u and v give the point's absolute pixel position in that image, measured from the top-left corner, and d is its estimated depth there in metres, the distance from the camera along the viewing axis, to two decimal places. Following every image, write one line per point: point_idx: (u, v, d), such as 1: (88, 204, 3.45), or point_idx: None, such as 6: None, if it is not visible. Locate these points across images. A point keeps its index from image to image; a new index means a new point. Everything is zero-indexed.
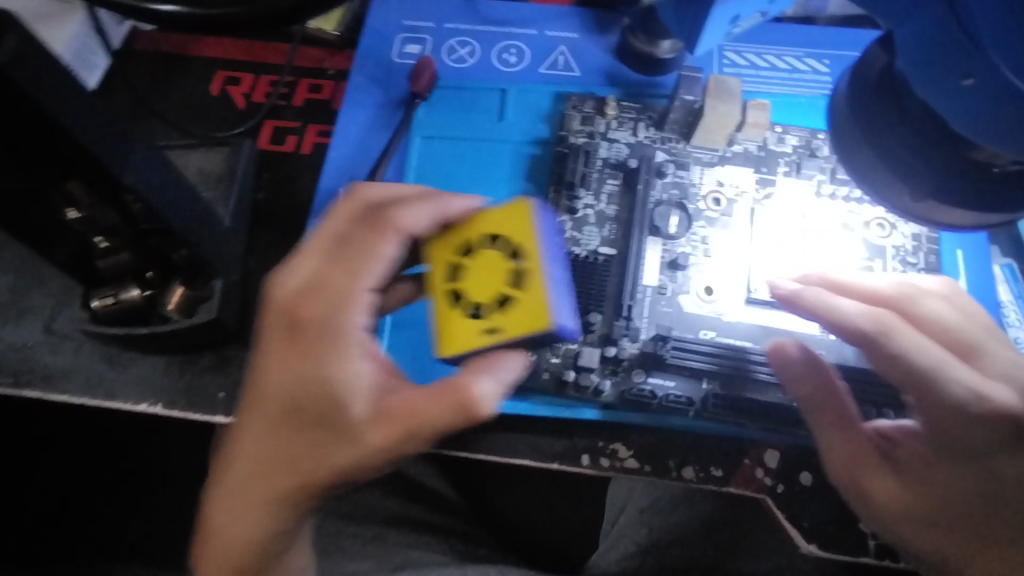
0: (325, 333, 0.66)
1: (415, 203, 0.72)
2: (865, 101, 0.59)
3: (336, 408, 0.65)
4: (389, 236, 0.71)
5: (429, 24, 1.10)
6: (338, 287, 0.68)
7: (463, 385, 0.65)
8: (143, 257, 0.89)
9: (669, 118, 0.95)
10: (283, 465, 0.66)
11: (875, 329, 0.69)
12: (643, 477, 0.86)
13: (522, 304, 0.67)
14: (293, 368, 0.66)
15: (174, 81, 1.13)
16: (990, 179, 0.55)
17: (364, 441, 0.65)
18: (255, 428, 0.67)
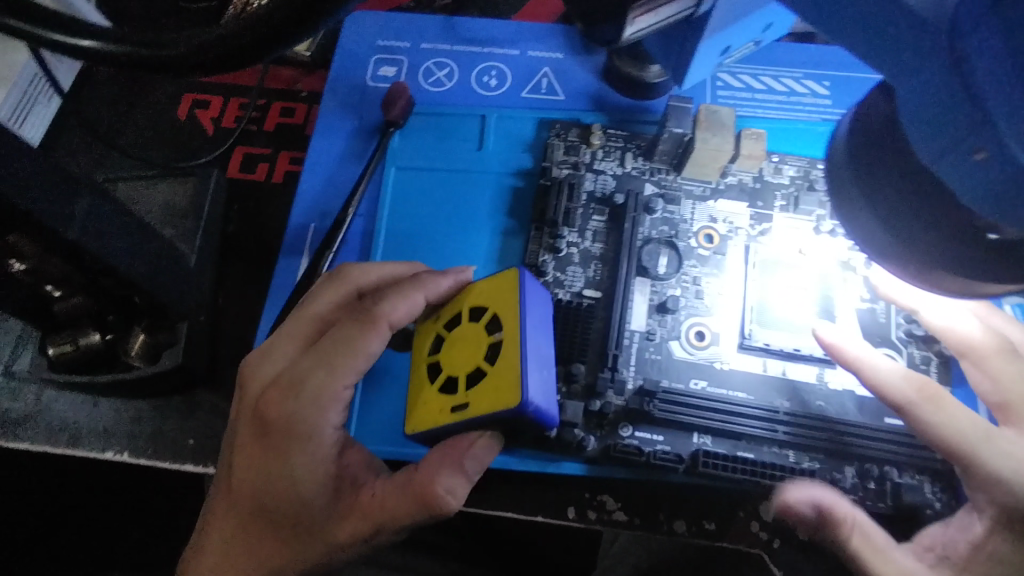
0: (296, 430, 0.62)
1: (400, 294, 0.68)
2: (868, 158, 0.54)
3: (305, 511, 0.62)
4: (373, 328, 0.66)
5: (405, 45, 1.05)
6: (314, 388, 0.63)
7: (425, 481, 0.60)
8: (101, 302, 0.84)
9: (658, 149, 0.89)
10: (259, 568, 0.63)
11: (910, 394, 0.70)
12: (632, 531, 0.82)
13: (490, 382, 0.63)
14: (263, 468, 0.62)
15: (140, 106, 1.08)
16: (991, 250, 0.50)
17: (333, 537, 0.62)
18: (225, 532, 0.64)
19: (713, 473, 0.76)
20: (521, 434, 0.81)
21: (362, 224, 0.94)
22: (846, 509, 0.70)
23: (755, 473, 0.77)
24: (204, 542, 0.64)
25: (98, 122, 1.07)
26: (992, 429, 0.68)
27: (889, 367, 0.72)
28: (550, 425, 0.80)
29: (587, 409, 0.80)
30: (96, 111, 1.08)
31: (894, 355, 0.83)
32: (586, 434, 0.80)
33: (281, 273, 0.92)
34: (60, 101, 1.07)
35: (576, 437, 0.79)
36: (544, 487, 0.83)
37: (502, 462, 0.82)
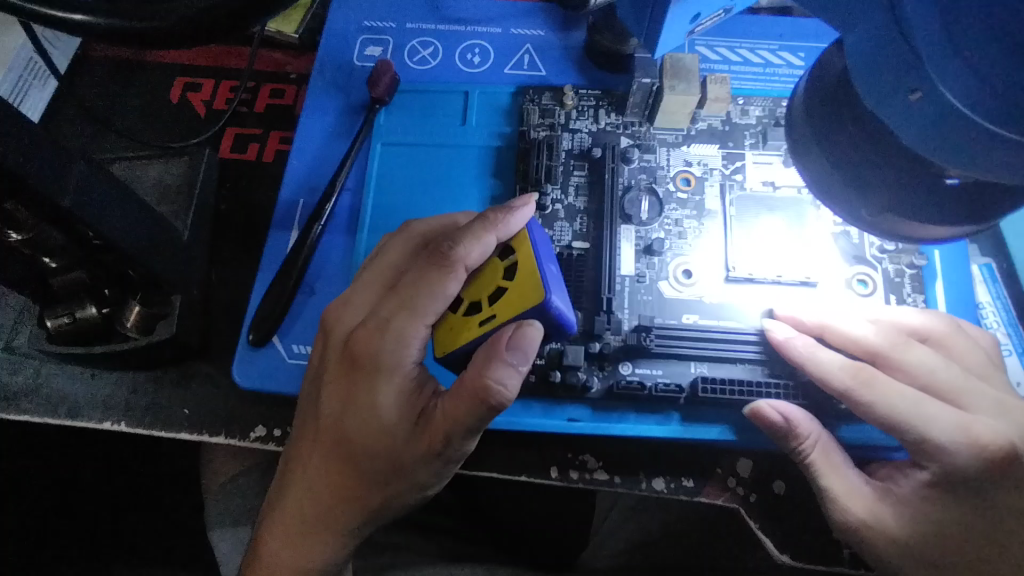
0: (378, 366, 0.65)
1: (475, 234, 0.68)
2: (822, 105, 0.57)
3: (385, 442, 0.64)
4: (450, 272, 0.66)
5: (389, 25, 1.07)
6: (398, 327, 0.65)
7: (475, 378, 0.60)
8: (97, 275, 0.86)
9: (629, 102, 0.93)
10: (347, 491, 0.67)
11: (854, 381, 0.72)
12: (613, 489, 0.84)
13: (515, 291, 0.68)
14: (347, 398, 0.66)
15: (133, 90, 1.11)
16: (944, 193, 0.53)
17: (404, 458, 0.64)
18: (312, 461, 0.68)
19: (712, 398, 0.78)
20: (526, 383, 0.82)
21: (350, 199, 0.96)
22: (812, 428, 0.74)
23: (750, 393, 0.79)
24: (292, 478, 0.69)
25: (93, 103, 1.09)
26: (924, 401, 0.71)
27: (831, 356, 0.75)
28: (554, 370, 0.82)
29: (588, 352, 0.82)
30: (89, 95, 1.10)
31: (870, 274, 0.87)
32: (588, 376, 0.82)
33: (271, 246, 0.94)
34: (55, 83, 1.09)
35: (579, 380, 0.81)
36: (529, 448, 0.86)
37: (502, 416, 0.82)
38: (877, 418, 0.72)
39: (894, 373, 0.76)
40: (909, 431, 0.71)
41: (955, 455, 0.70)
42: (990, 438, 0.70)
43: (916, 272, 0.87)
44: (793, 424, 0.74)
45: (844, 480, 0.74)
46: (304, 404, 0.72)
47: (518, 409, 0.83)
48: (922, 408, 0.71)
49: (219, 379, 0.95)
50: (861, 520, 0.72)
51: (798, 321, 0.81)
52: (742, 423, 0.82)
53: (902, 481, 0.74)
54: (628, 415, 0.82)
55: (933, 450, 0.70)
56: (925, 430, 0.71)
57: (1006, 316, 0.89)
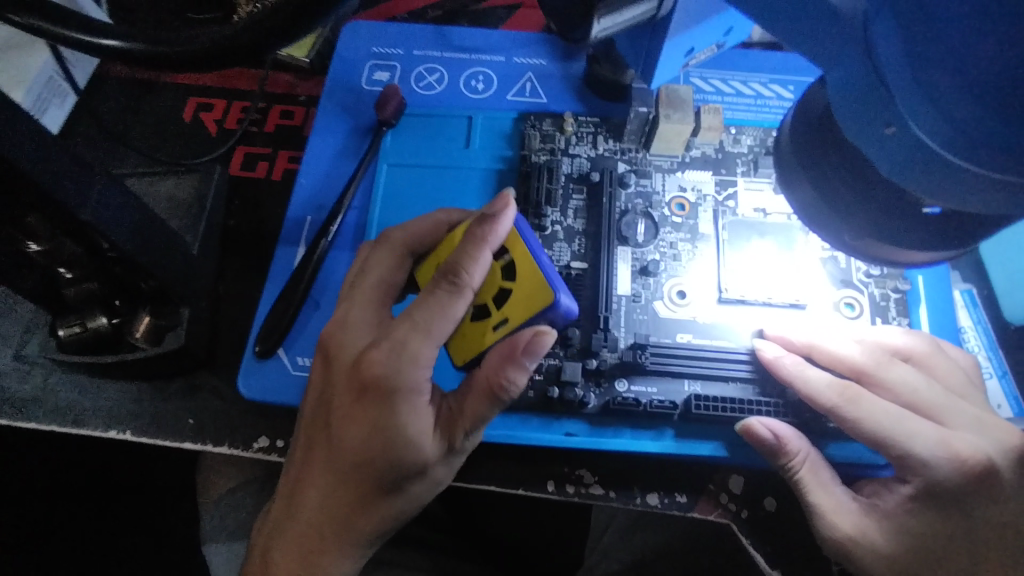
0: (395, 389, 0.66)
1: (474, 255, 0.68)
2: (807, 136, 0.62)
3: (409, 455, 0.67)
4: (462, 297, 0.68)
5: (397, 52, 1.12)
6: (413, 350, 0.66)
7: (495, 380, 0.66)
8: (109, 287, 0.89)
9: (627, 129, 0.97)
10: (367, 501, 0.69)
11: (841, 399, 0.75)
12: (608, 503, 0.86)
13: (520, 290, 0.72)
14: (363, 418, 0.67)
15: (147, 108, 1.15)
16: (921, 220, 0.56)
17: (426, 463, 0.69)
18: (325, 478, 0.69)
19: (705, 415, 0.81)
20: (525, 398, 0.85)
21: (356, 217, 0.99)
22: (802, 446, 0.76)
23: (742, 410, 0.82)
24: (304, 495, 0.70)
25: (108, 120, 1.13)
26: (909, 417, 0.75)
27: (818, 374, 0.78)
28: (552, 385, 0.85)
29: (585, 368, 0.85)
30: (104, 112, 1.13)
31: (857, 297, 0.90)
32: (586, 392, 0.85)
33: (278, 261, 0.97)
34: (75, 98, 1.14)
35: (577, 396, 0.84)
36: (526, 463, 0.88)
37: (501, 430, 0.85)
38: (863, 435, 0.75)
39: (878, 389, 0.79)
40: (894, 446, 0.74)
41: (934, 467, 0.74)
42: (967, 453, 0.74)
43: (900, 296, 0.91)
44: (784, 442, 0.76)
45: (832, 497, 0.76)
46: (309, 419, 0.73)
47: (516, 423, 0.85)
48: (903, 424, 0.74)
49: (224, 391, 0.97)
50: (849, 537, 0.74)
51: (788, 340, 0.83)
52: (734, 440, 0.84)
53: (887, 496, 0.77)
54: (624, 431, 0.84)
55: (916, 465, 0.74)
56: (909, 445, 0.74)
57: (986, 340, 0.92)
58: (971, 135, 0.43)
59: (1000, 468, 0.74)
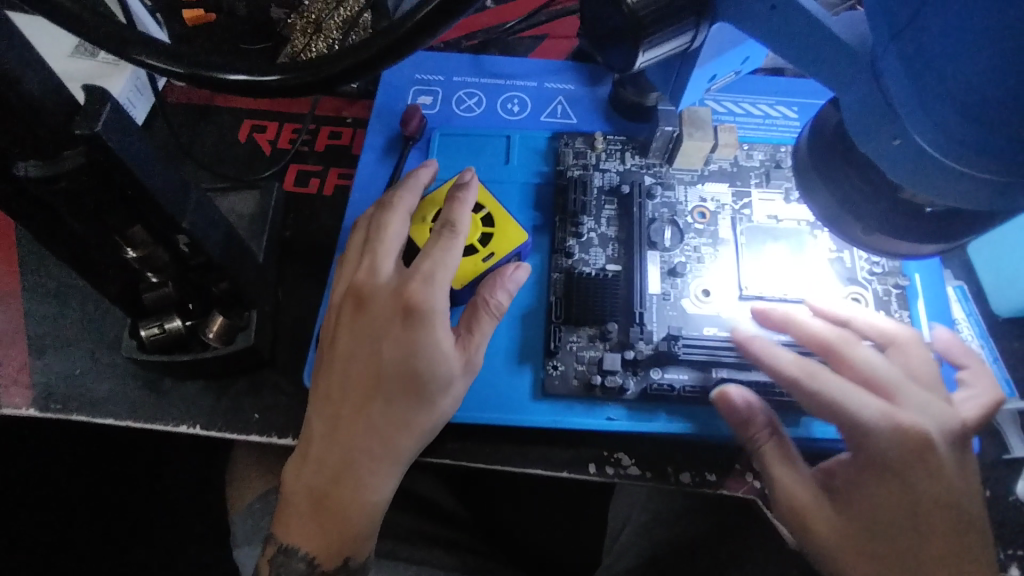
0: (425, 314, 0.82)
1: (460, 203, 0.90)
2: (822, 149, 0.73)
3: (440, 371, 0.84)
4: (459, 236, 0.87)
5: (439, 78, 1.23)
6: (436, 277, 0.84)
7: (493, 306, 0.89)
8: (185, 290, 0.97)
9: (652, 146, 1.08)
10: (401, 421, 0.83)
11: (801, 373, 0.85)
12: (645, 482, 0.95)
13: (500, 233, 0.98)
14: (400, 342, 0.83)
15: (206, 130, 1.24)
16: (923, 215, 0.68)
17: (450, 380, 0.85)
18: (366, 403, 0.83)
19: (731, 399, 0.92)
20: (569, 386, 0.94)
21: None
22: (766, 416, 0.87)
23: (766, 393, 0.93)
24: (344, 422, 0.83)
25: (171, 141, 1.23)
26: (859, 391, 0.84)
27: (785, 353, 0.88)
28: (594, 374, 0.94)
29: (623, 359, 0.95)
30: (167, 133, 1.23)
31: (862, 293, 1.01)
32: (625, 380, 0.94)
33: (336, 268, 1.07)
34: (152, 97, 1.23)
35: (616, 383, 0.94)
36: (570, 447, 0.97)
37: (549, 415, 0.94)
38: (818, 407, 0.84)
39: (842, 368, 0.88)
40: (843, 417, 0.83)
41: (877, 443, 0.82)
42: (910, 426, 0.82)
43: (901, 292, 1.02)
44: (750, 408, 0.87)
45: (791, 472, 0.85)
46: (340, 357, 0.86)
47: (562, 409, 0.94)
48: (854, 396, 0.83)
49: (287, 387, 1.05)
50: (804, 511, 0.84)
51: (767, 314, 0.94)
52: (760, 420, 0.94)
53: (837, 472, 0.86)
54: (660, 414, 0.94)
55: (862, 438, 0.82)
56: (855, 416, 0.82)
57: (978, 329, 1.02)
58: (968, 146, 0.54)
59: (938, 445, 0.82)
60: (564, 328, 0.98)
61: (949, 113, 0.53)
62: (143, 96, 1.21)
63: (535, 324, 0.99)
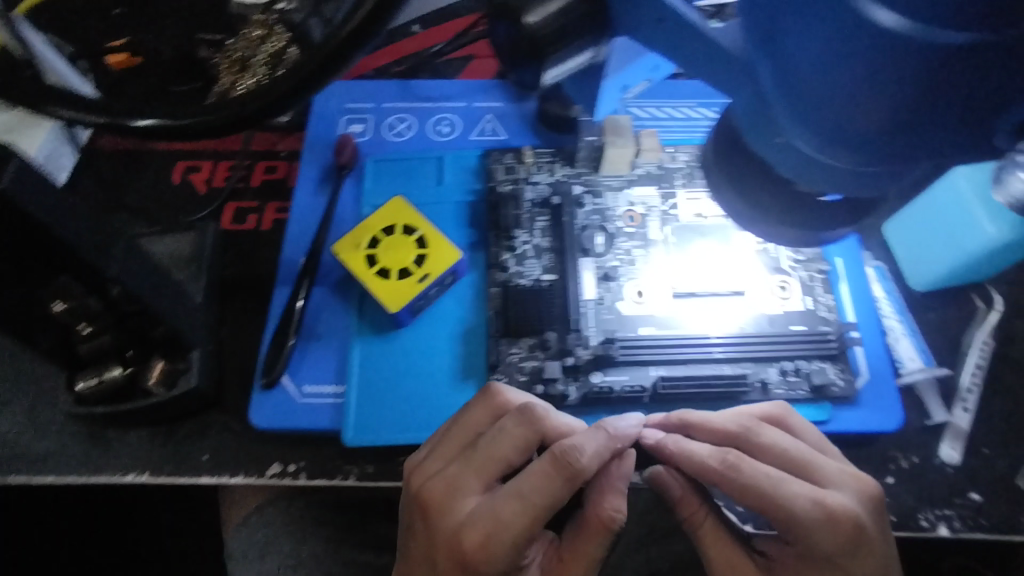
0: (498, 546, 0.77)
1: (535, 418, 0.82)
2: (722, 147, 0.76)
3: (495, 562, 0.77)
4: (556, 476, 0.77)
5: (369, 106, 1.25)
6: (510, 518, 0.77)
7: (573, 471, 0.77)
8: (122, 338, 0.96)
9: (579, 156, 1.12)
10: (459, 570, 0.78)
11: (724, 466, 0.82)
12: (595, 485, 0.97)
13: (434, 253, 1.00)
14: (489, 530, 0.77)
15: (139, 175, 1.23)
16: (817, 205, 0.72)
17: (512, 557, 0.78)
18: (440, 572, 0.80)
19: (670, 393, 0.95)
20: None
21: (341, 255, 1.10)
22: (695, 501, 0.87)
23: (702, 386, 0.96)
24: (413, 571, 0.84)
25: (103, 189, 1.22)
26: (788, 478, 0.81)
27: (698, 445, 0.86)
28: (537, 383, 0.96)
29: (564, 365, 0.97)
30: (98, 181, 1.22)
31: (789, 281, 1.05)
32: (566, 386, 0.96)
33: (275, 301, 1.07)
34: (76, 158, 1.23)
35: (558, 390, 0.96)
36: None
37: None
38: (750, 500, 0.80)
39: (757, 455, 0.86)
40: (776, 509, 0.79)
41: (813, 533, 0.79)
42: (840, 509, 0.80)
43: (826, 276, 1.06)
44: (681, 497, 0.88)
45: (726, 556, 0.86)
46: (427, 524, 0.83)
47: None
48: (782, 487, 0.79)
49: (235, 425, 1.04)
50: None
51: (667, 417, 0.94)
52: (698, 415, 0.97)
53: (781, 557, 0.84)
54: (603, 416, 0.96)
55: (800, 530, 0.79)
56: (788, 506, 0.79)
57: (897, 306, 1.08)
58: (837, 143, 0.57)
59: (868, 525, 0.80)
60: (505, 340, 1.00)
61: (819, 114, 0.56)
62: (65, 157, 1.21)
63: (475, 339, 1.03)
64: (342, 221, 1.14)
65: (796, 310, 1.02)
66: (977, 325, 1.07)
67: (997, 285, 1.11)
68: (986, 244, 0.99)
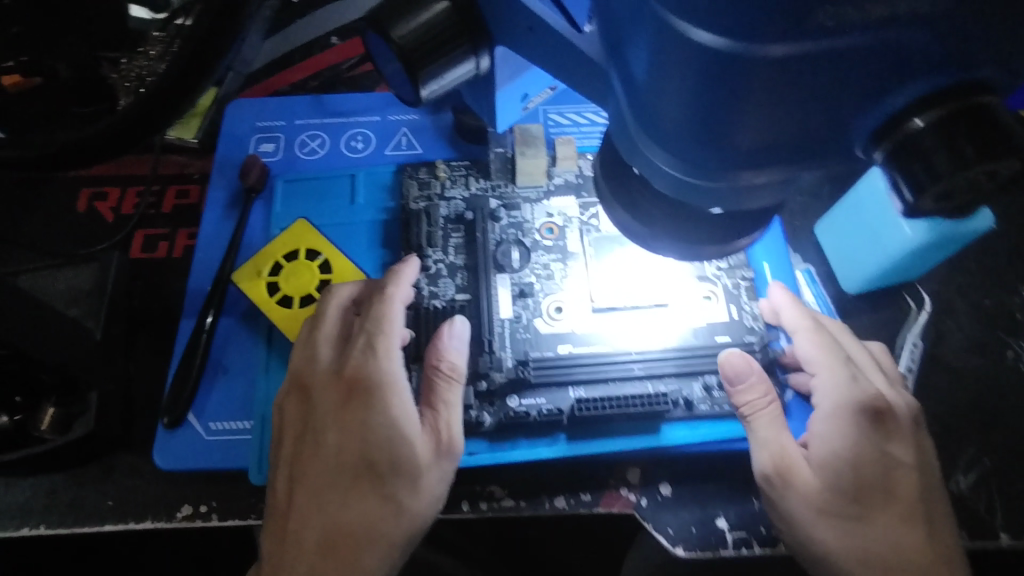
0: (371, 385, 0.85)
1: (383, 303, 0.90)
2: (610, 160, 0.71)
3: (383, 454, 0.83)
4: (394, 305, 0.90)
5: (280, 123, 1.20)
6: (378, 369, 0.86)
7: (393, 296, 0.90)
8: (9, 384, 0.91)
9: (491, 168, 1.10)
10: (357, 485, 0.83)
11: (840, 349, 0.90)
12: (518, 512, 0.94)
13: (336, 278, 1.02)
14: (354, 425, 0.84)
15: (41, 205, 1.18)
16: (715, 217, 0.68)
17: (410, 468, 0.83)
18: (329, 490, 0.83)
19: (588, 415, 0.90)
20: None
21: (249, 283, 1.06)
22: (766, 390, 0.87)
23: (622, 406, 0.91)
24: (316, 504, 0.83)
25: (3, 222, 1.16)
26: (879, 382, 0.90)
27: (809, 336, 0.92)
28: None
29: (477, 391, 0.93)
30: None
31: (713, 289, 1.01)
32: (480, 412, 0.92)
33: (180, 334, 1.03)
34: None
35: (472, 417, 0.92)
36: None
37: None
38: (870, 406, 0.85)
39: (838, 368, 0.88)
40: (886, 412, 0.84)
41: (920, 437, 0.86)
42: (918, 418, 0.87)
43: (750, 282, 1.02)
44: (752, 381, 0.87)
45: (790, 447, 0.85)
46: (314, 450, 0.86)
47: None
48: (892, 398, 0.87)
49: (142, 467, 0.99)
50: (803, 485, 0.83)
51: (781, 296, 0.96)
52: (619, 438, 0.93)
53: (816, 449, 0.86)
54: (521, 442, 0.93)
55: (892, 435, 0.83)
56: (902, 418, 0.85)
57: (825, 307, 1.04)
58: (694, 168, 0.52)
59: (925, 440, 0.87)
60: (417, 366, 0.96)
61: (668, 138, 0.51)
62: None
63: None
64: (252, 246, 1.09)
65: (720, 320, 0.99)
66: (907, 325, 1.04)
67: (928, 283, 1.09)
68: (904, 246, 0.95)
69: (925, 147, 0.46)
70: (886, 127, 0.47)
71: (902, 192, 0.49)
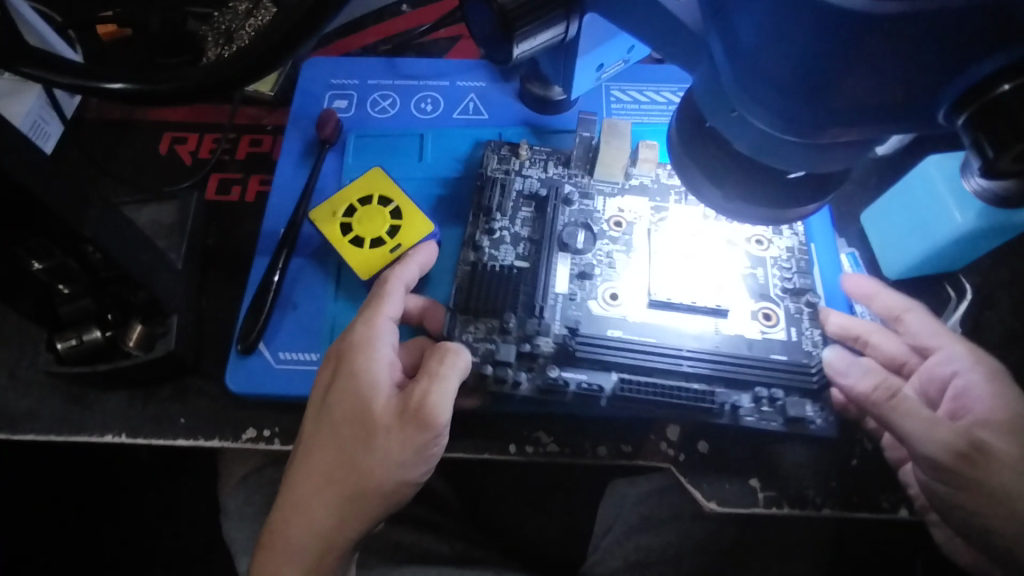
0: (356, 346, 0.91)
1: (383, 283, 0.96)
2: (686, 123, 0.77)
3: (361, 419, 0.87)
4: (392, 285, 0.96)
5: (353, 82, 1.26)
6: (365, 332, 0.92)
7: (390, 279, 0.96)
8: (103, 301, 0.98)
9: (574, 154, 1.14)
10: (333, 451, 0.87)
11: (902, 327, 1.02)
12: (562, 458, 1.00)
13: (407, 224, 1.06)
14: (343, 385, 0.89)
15: (125, 144, 1.25)
16: (786, 183, 0.72)
17: (379, 435, 0.85)
18: (317, 445, 0.88)
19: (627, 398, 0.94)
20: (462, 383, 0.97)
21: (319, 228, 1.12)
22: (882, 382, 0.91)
23: (664, 394, 0.94)
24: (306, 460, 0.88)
25: (89, 156, 1.23)
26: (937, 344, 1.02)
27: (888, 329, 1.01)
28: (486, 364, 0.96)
29: (518, 351, 0.97)
30: (84, 149, 1.23)
31: (773, 308, 1.03)
32: (518, 373, 0.97)
33: (254, 271, 1.09)
34: (61, 125, 1.21)
35: (508, 374, 0.96)
36: (494, 430, 1.02)
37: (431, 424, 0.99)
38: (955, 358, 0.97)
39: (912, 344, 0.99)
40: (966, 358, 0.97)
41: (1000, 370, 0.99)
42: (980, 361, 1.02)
43: (812, 292, 1.04)
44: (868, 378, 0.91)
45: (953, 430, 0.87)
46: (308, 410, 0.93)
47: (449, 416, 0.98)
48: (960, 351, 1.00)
49: (213, 390, 1.06)
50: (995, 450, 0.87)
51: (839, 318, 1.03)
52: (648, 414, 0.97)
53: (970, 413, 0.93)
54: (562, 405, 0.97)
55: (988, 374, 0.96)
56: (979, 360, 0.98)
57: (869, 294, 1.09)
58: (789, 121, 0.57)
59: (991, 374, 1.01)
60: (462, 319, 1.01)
61: (767, 93, 0.56)
62: (52, 126, 1.20)
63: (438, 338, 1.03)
64: (324, 194, 1.15)
65: (777, 339, 1.01)
66: (947, 312, 1.08)
67: (967, 274, 1.13)
68: (953, 233, 1.00)
69: (1011, 106, 0.51)
70: (975, 91, 0.52)
71: (981, 152, 0.54)
